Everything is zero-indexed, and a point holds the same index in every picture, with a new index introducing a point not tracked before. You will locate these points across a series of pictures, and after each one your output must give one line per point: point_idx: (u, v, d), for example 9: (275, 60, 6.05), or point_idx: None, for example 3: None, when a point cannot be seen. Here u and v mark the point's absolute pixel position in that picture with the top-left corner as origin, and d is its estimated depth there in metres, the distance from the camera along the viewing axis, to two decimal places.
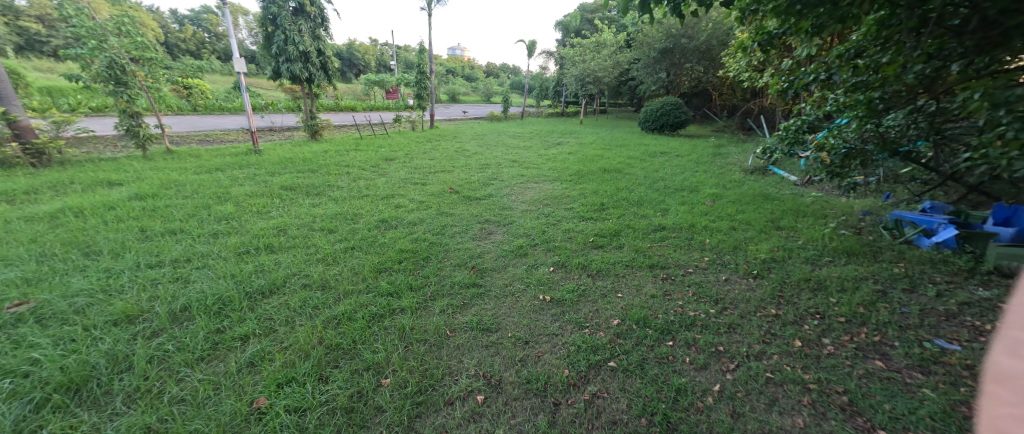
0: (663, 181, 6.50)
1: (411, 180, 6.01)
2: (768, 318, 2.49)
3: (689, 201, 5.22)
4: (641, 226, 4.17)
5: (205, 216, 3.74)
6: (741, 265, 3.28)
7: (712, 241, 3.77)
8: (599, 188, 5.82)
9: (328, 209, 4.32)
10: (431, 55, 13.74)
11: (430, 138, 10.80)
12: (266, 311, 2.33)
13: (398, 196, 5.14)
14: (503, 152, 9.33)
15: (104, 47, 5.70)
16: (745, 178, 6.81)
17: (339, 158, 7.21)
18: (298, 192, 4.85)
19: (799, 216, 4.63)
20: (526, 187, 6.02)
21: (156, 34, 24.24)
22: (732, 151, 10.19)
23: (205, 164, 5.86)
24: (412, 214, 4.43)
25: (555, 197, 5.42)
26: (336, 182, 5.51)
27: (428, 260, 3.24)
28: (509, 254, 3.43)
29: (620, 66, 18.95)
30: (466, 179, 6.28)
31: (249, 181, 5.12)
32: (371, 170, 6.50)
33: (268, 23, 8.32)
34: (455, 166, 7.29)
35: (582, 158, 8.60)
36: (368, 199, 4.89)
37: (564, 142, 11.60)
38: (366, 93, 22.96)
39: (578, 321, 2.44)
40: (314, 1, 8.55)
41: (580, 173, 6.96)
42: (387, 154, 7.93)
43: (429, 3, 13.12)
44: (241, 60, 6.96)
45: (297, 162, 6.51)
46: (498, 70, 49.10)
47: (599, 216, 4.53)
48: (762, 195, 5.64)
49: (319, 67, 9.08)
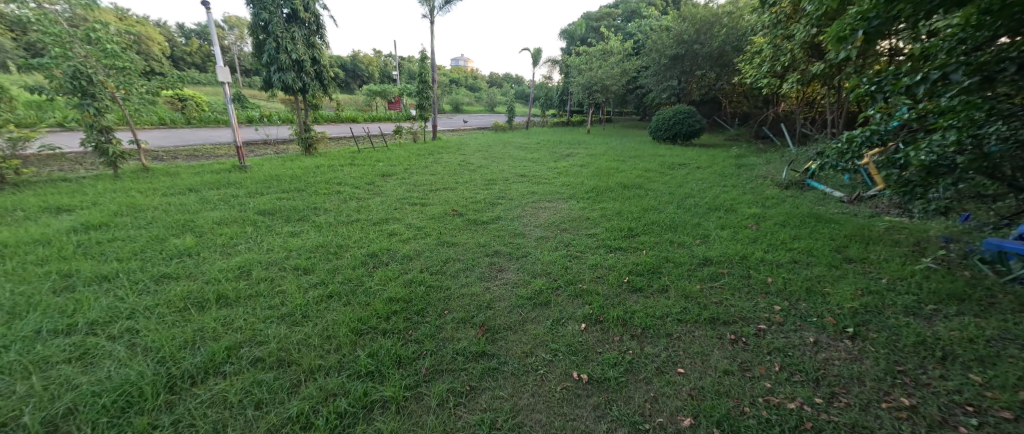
0: (693, 199, 5.78)
1: (409, 200, 5.34)
2: (900, 413, 1.78)
3: (730, 225, 4.49)
4: (685, 259, 3.45)
5: (155, 254, 3.07)
6: (826, 318, 2.55)
7: (778, 282, 3.04)
8: (623, 208, 5.11)
9: (309, 240, 3.65)
10: (433, 64, 13.22)
11: (432, 150, 10.20)
12: (187, 414, 1.64)
13: (393, 220, 4.47)
14: (509, 165, 8.67)
15: (69, 56, 5.15)
16: (783, 196, 6.07)
17: (332, 174, 6.59)
18: (278, 218, 4.19)
19: (868, 244, 3.90)
20: (539, 207, 5.33)
21: (161, 48, 24.21)
22: (755, 163, 9.47)
23: (180, 183, 5.25)
24: (408, 244, 3.75)
25: (572, 219, 4.72)
26: (324, 204, 4.86)
27: (424, 313, 2.54)
28: (529, 302, 2.73)
29: (628, 74, 18.37)
30: (471, 198, 5.61)
31: (223, 204, 4.47)
32: (365, 188, 5.85)
33: (259, 30, 7.77)
34: (458, 182, 6.62)
35: (596, 172, 7.92)
36: (357, 225, 4.22)
37: (574, 153, 10.94)
38: (368, 104, 22.54)
39: (633, 420, 1.73)
40: (309, 7, 7.99)
41: (597, 190, 6.27)
42: (384, 169, 7.32)
43: (430, 10, 12.64)
44: (225, 69, 6.36)
45: (284, 180, 5.88)
46: (501, 80, 48.97)
47: (628, 246, 3.82)
48: (811, 216, 4.92)
49: (314, 76, 8.49)
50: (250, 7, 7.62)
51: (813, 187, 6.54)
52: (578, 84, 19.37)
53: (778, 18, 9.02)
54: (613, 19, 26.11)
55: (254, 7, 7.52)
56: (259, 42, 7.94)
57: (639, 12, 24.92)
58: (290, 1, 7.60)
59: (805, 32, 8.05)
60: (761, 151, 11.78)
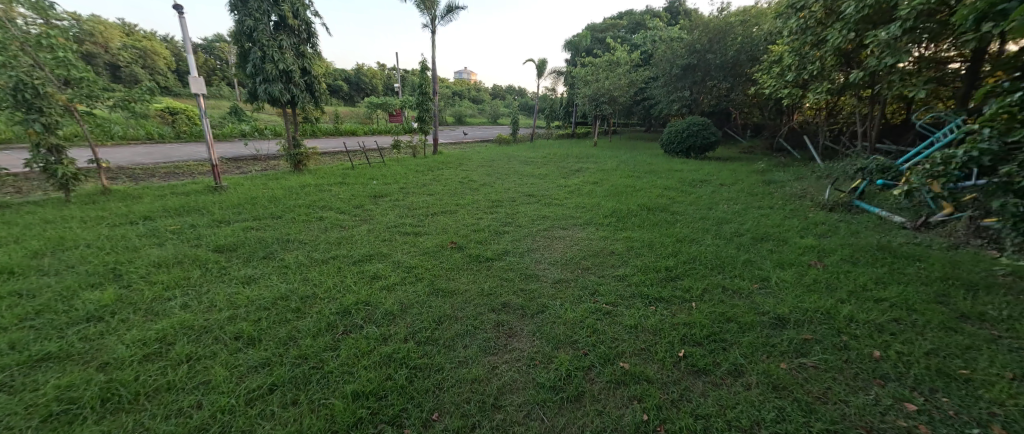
0: (730, 227, 4.99)
1: (401, 228, 4.60)
2: None
3: (789, 264, 3.69)
4: (752, 318, 2.65)
5: (51, 318, 2.30)
6: (994, 430, 1.74)
7: (893, 359, 2.23)
8: (652, 239, 4.34)
9: (266, 290, 2.87)
10: (434, 75, 12.62)
11: (432, 166, 9.51)
12: None
13: (380, 256, 3.72)
14: (515, 182, 7.94)
15: (14, 64, 4.49)
16: (832, 223, 5.27)
17: (317, 195, 5.86)
18: (238, 256, 3.44)
19: (975, 293, 3.10)
20: (552, 237, 4.56)
21: (167, 62, 24.10)
22: (784, 181, 8.68)
23: (137, 209, 4.54)
24: (393, 294, 2.97)
25: (595, 254, 3.96)
26: (299, 235, 4.11)
27: (402, 421, 1.76)
28: (553, 397, 1.94)
29: (636, 85, 17.79)
30: (473, 225, 4.85)
31: (177, 237, 3.72)
32: (353, 212, 5.11)
33: (243, 38, 7.07)
34: (459, 205, 5.87)
35: (612, 190, 7.16)
36: (333, 265, 3.45)
37: (584, 168, 10.21)
38: (369, 116, 22.08)
39: None
40: (299, 14, 7.33)
41: (617, 214, 5.49)
42: (377, 188, 6.62)
43: (431, 19, 12.05)
44: (199, 81, 5.62)
45: (260, 203, 5.16)
46: (503, 92, 48.84)
47: (672, 295, 3.03)
48: (880, 252, 4.12)
49: (304, 88, 7.76)
50: (234, 13, 6.95)
51: (863, 211, 5.85)
52: (584, 96, 18.75)
53: (807, 24, 8.60)
54: (619, 29, 25.59)
55: (239, 13, 6.85)
56: (243, 51, 7.24)
57: (645, 23, 24.53)
58: (277, 8, 6.96)
59: (841, 37, 7.36)
60: (784, 165, 11.01)
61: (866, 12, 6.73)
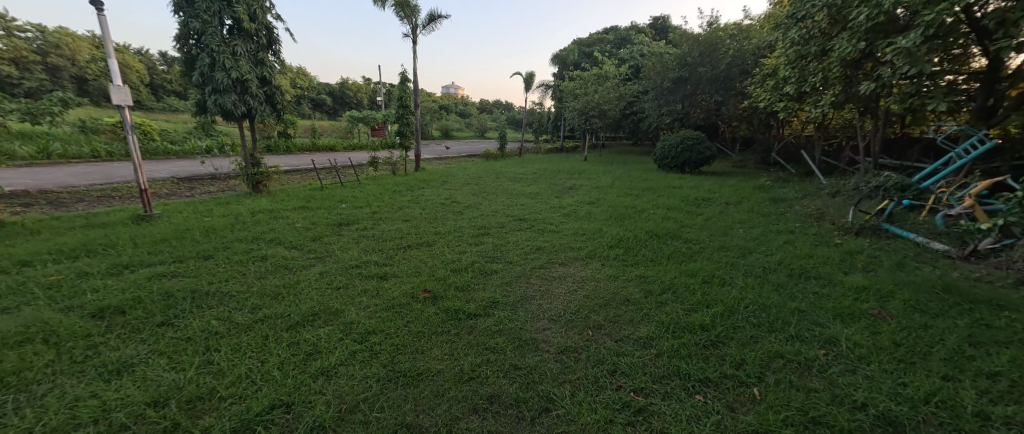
0: (758, 260, 4.24)
1: (363, 270, 3.69)
2: None
3: (850, 317, 2.96)
4: (847, 421, 1.88)
5: None
6: None
7: None
8: (674, 280, 3.55)
9: (138, 387, 1.95)
10: (416, 88, 11.90)
11: (412, 185, 8.67)
12: None
13: (329, 314, 2.80)
14: (503, 203, 7.10)
15: None
16: (868, 253, 4.62)
17: (270, 224, 4.94)
18: (121, 323, 2.49)
19: None
20: (551, 278, 3.71)
21: (141, 75, 22.60)
22: (791, 199, 8.11)
23: (20, 249, 3.53)
24: (332, 384, 2.07)
25: (608, 305, 3.14)
26: (227, 283, 3.17)
27: None
28: None
29: (625, 99, 17.42)
30: (453, 263, 3.97)
31: (48, 295, 2.74)
32: (307, 247, 4.22)
33: (189, 43, 6.12)
34: (437, 235, 4.98)
35: (611, 213, 6.40)
36: (259, 331, 2.51)
37: (577, 186, 9.47)
38: (350, 131, 21.18)
39: None
40: (256, 16, 6.43)
41: (624, 244, 4.70)
42: (345, 214, 5.74)
43: (413, 29, 11.34)
44: (122, 89, 4.57)
45: (192, 236, 4.19)
46: (490, 105, 48.64)
47: (723, 375, 2.22)
48: (946, 294, 3.43)
49: (263, 99, 6.79)
50: (178, 14, 6.01)
51: (896, 236, 5.29)
52: (573, 109, 18.19)
53: (810, 34, 8.14)
54: (605, 44, 25.27)
55: (183, 14, 5.92)
56: (189, 56, 6.26)
57: (631, 38, 24.54)
58: (231, 9, 6.07)
59: (852, 46, 6.87)
60: (785, 181, 10.50)
61: (881, 19, 6.24)
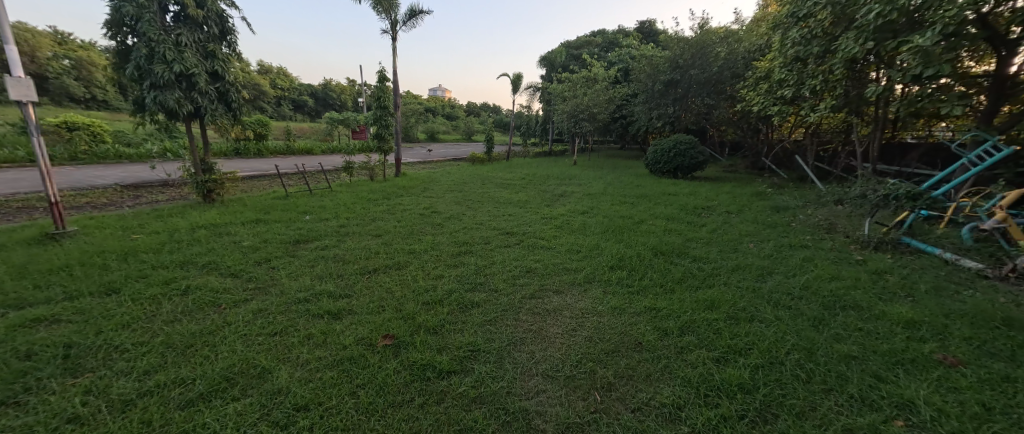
0: (782, 284, 3.65)
1: (310, 306, 2.95)
2: None
3: (916, 367, 2.38)
4: None
5: None
6: None
7: None
8: (693, 315, 2.93)
9: None
10: (396, 89, 11.19)
11: (391, 192, 7.95)
12: None
13: (250, 377, 2.09)
14: (489, 213, 6.44)
15: None
16: (897, 273, 4.10)
17: (209, 243, 4.17)
18: None
19: None
20: (544, 312, 3.05)
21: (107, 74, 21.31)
22: (793, 207, 7.67)
23: None
24: None
25: (617, 352, 2.49)
26: (123, 330, 2.44)
27: None
28: None
29: (615, 102, 16.98)
30: (425, 294, 3.26)
31: None
32: (248, 274, 3.46)
33: (123, 31, 5.29)
34: (410, 254, 4.26)
35: (607, 225, 5.79)
36: (139, 413, 1.80)
37: (568, 192, 8.88)
38: (331, 133, 20.26)
39: None
40: (204, 2, 5.64)
41: (626, 265, 4.06)
42: (305, 228, 5.01)
43: (392, 24, 10.59)
44: (23, 82, 3.80)
45: (98, 264, 3.38)
46: (477, 108, 48.07)
47: None
48: (1011, 330, 2.89)
49: (215, 97, 5.97)
50: None
51: (921, 251, 4.79)
52: (562, 112, 17.69)
53: (812, 33, 7.70)
54: (593, 46, 24.93)
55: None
56: (124, 47, 5.43)
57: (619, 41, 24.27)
58: None
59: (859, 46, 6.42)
60: (782, 187, 10.12)
61: (892, 17, 5.79)
